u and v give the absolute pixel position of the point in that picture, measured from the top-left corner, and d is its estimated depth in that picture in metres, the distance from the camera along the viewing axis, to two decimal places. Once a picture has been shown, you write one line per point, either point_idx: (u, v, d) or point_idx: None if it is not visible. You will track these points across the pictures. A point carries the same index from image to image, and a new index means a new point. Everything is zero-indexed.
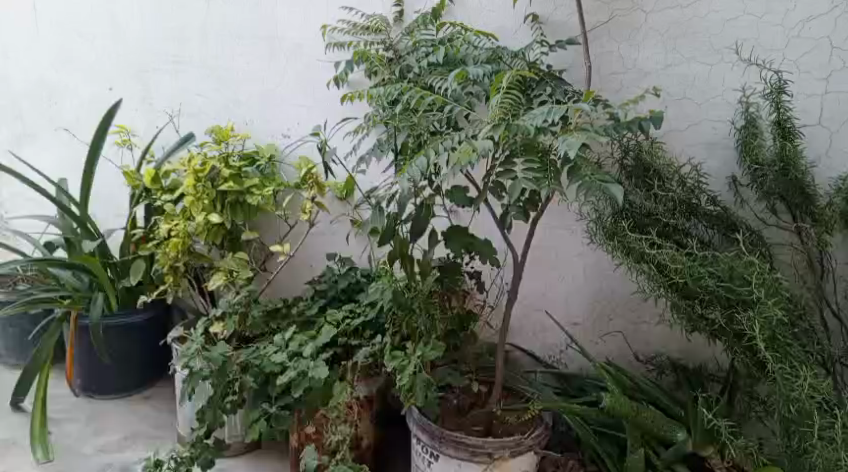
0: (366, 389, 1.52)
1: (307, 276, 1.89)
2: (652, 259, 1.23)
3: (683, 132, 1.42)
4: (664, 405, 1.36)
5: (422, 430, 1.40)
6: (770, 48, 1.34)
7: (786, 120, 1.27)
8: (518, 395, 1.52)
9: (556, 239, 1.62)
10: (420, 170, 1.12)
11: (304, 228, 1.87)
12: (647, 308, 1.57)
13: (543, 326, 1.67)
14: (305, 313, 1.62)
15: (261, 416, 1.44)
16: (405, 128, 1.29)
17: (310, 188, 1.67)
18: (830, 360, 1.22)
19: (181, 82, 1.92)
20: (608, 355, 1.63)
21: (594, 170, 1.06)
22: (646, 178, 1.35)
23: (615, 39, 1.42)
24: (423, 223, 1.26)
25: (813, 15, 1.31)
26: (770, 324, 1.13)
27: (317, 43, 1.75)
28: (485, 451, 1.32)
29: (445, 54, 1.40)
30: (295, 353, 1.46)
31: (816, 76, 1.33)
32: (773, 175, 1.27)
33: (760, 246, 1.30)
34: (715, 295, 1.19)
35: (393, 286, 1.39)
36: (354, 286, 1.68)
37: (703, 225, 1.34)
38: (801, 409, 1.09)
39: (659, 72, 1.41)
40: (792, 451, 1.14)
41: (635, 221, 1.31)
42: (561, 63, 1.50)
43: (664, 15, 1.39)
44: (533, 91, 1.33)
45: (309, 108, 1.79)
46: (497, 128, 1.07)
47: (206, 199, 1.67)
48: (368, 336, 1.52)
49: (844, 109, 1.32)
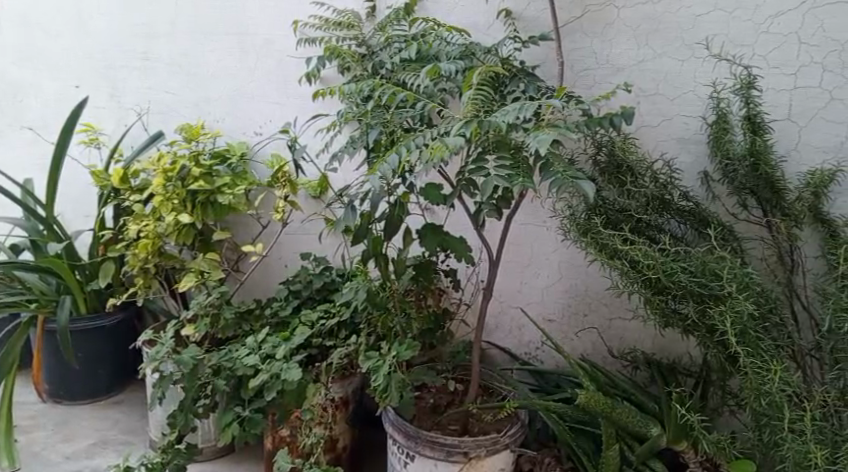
0: (340, 390, 1.49)
1: (281, 275, 1.86)
2: (626, 255, 1.23)
3: (657, 127, 1.43)
4: (638, 400, 1.36)
5: (397, 431, 1.38)
6: (739, 43, 1.33)
7: (756, 115, 1.27)
8: (494, 393, 1.52)
9: (531, 236, 1.62)
10: (392, 168, 1.09)
11: (276, 228, 1.84)
12: (620, 304, 1.57)
13: (519, 323, 1.68)
14: (278, 314, 1.60)
15: (234, 420, 1.42)
16: (378, 124, 1.27)
17: (282, 187, 1.64)
18: (800, 353, 1.23)
19: (150, 80, 1.88)
20: (583, 351, 1.63)
21: (565, 166, 1.06)
22: (619, 175, 1.35)
23: (587, 34, 1.43)
24: (397, 222, 1.25)
25: (782, 11, 1.29)
26: (741, 319, 1.13)
27: (288, 39, 1.71)
28: (461, 450, 1.31)
29: (417, 50, 1.37)
30: (267, 355, 1.44)
31: (785, 71, 1.32)
32: (743, 170, 1.27)
33: (732, 241, 1.30)
34: (687, 290, 1.19)
35: (368, 285, 1.38)
36: (329, 287, 1.65)
37: (677, 221, 1.34)
38: (772, 402, 1.10)
39: (632, 67, 1.42)
40: (765, 444, 1.15)
41: (608, 218, 1.31)
42: (534, 59, 1.49)
43: (637, 11, 1.39)
44: (508, 88, 1.32)
45: (281, 106, 1.76)
46: (469, 125, 1.05)
47: (176, 199, 1.64)
48: (343, 336, 1.50)
49: (813, 104, 1.31)
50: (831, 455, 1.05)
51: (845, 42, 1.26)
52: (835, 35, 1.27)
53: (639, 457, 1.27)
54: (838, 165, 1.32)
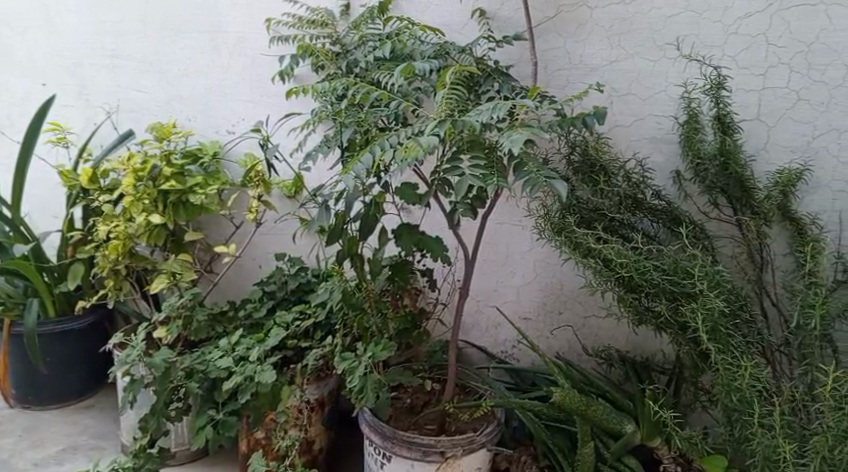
0: (316, 391, 1.48)
1: (256, 275, 1.84)
2: (599, 254, 1.24)
3: (630, 127, 1.44)
4: (613, 397, 1.37)
5: (373, 432, 1.38)
6: (709, 44, 1.35)
7: (725, 115, 1.29)
8: (471, 392, 1.52)
9: (506, 235, 1.62)
10: (366, 168, 1.09)
11: (250, 229, 1.82)
12: (594, 302, 1.58)
13: (495, 322, 1.69)
14: (252, 315, 1.58)
15: (208, 423, 1.41)
16: (352, 124, 1.26)
17: (255, 186, 1.62)
18: (770, 350, 1.25)
19: (120, 77, 1.84)
20: (558, 350, 1.64)
21: (538, 166, 1.06)
22: (593, 174, 1.36)
23: (561, 34, 1.44)
24: (372, 222, 1.24)
25: (751, 12, 1.31)
26: (712, 316, 1.15)
27: (261, 37, 1.68)
28: (437, 450, 1.31)
29: (392, 48, 1.36)
30: (241, 357, 1.42)
31: (754, 72, 1.33)
32: (714, 170, 1.29)
33: (704, 239, 1.32)
34: (660, 288, 1.21)
35: (343, 286, 1.37)
36: (304, 287, 1.63)
37: (649, 220, 1.36)
38: (742, 398, 1.11)
39: (605, 67, 1.43)
40: (736, 440, 1.17)
41: (582, 216, 1.32)
42: (509, 59, 1.49)
43: (609, 12, 1.40)
44: (483, 87, 1.32)
45: (254, 104, 1.73)
46: (443, 125, 1.05)
47: (147, 199, 1.60)
48: (319, 337, 1.48)
49: (780, 104, 1.33)
50: (799, 449, 1.06)
51: (811, 44, 1.28)
52: (801, 36, 1.29)
53: (613, 454, 1.28)
54: (805, 164, 1.34)
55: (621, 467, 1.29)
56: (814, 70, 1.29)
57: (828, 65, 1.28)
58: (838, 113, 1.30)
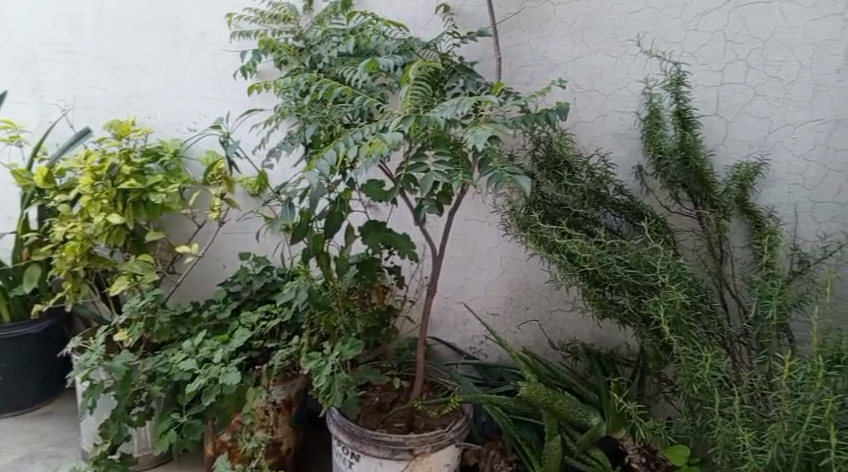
0: (282, 392, 1.46)
1: (220, 276, 1.81)
2: (564, 249, 1.25)
3: (594, 123, 1.46)
4: (579, 390, 1.38)
5: (341, 431, 1.36)
6: (669, 40, 1.37)
7: (685, 111, 1.31)
8: (439, 388, 1.51)
9: (473, 231, 1.63)
10: (331, 164, 1.06)
11: (213, 228, 1.79)
12: (558, 296, 1.59)
13: (463, 318, 1.70)
14: (217, 316, 1.55)
15: (171, 427, 1.38)
16: (316, 120, 1.24)
17: (218, 185, 1.59)
18: (730, 340, 1.27)
19: (75, 74, 1.79)
20: (526, 344, 1.65)
21: (503, 162, 1.06)
22: (557, 170, 1.37)
23: (524, 31, 1.45)
24: (338, 220, 1.23)
25: (709, 9, 1.33)
26: (674, 308, 1.16)
27: (222, 32, 1.65)
28: (406, 448, 1.31)
29: (356, 44, 1.34)
30: (205, 359, 1.39)
31: (712, 68, 1.36)
32: (675, 164, 1.30)
33: (666, 233, 1.34)
34: (623, 281, 1.23)
35: (309, 284, 1.35)
36: (270, 287, 1.61)
37: (612, 214, 1.38)
38: (703, 388, 1.13)
39: (568, 64, 1.44)
40: (697, 428, 1.19)
41: (547, 212, 1.33)
42: (473, 56, 1.49)
43: (571, 8, 1.41)
44: (448, 84, 1.32)
45: (217, 101, 1.70)
46: (407, 121, 1.04)
47: (105, 198, 1.56)
48: (285, 338, 1.46)
49: (738, 100, 1.36)
50: (757, 436, 1.07)
51: (767, 40, 1.31)
52: (758, 33, 1.31)
53: (580, 446, 1.30)
54: (762, 158, 1.37)
55: (587, 459, 1.31)
56: (770, 66, 1.32)
57: (783, 61, 1.31)
58: (793, 108, 1.33)
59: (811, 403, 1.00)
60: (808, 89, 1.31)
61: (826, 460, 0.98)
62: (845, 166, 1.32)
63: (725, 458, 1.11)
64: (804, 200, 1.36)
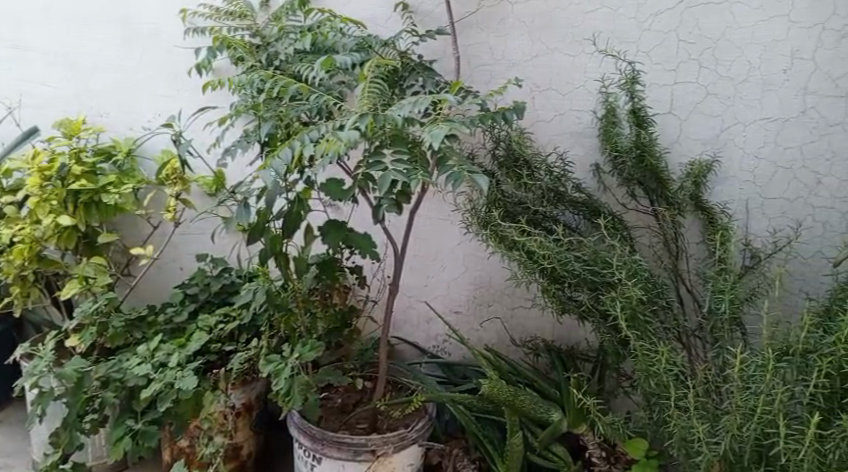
0: (241, 396, 1.44)
1: (177, 278, 1.78)
2: (523, 246, 1.26)
3: (552, 122, 1.47)
4: (539, 387, 1.40)
5: (302, 433, 1.35)
6: (624, 40, 1.38)
7: (640, 109, 1.33)
8: (403, 388, 1.50)
9: (435, 229, 1.63)
10: (286, 163, 1.05)
11: (169, 229, 1.75)
12: (520, 293, 1.60)
13: (426, 317, 1.70)
14: (173, 320, 1.51)
15: (127, 434, 1.34)
16: (271, 118, 1.21)
17: (173, 184, 1.55)
18: (686, 334, 1.29)
19: (22, 70, 1.72)
20: (488, 341, 1.66)
21: (461, 161, 1.05)
22: (517, 168, 1.38)
23: (483, 30, 1.45)
24: (295, 220, 1.21)
25: (662, 9, 1.35)
26: (631, 304, 1.18)
27: (176, 28, 1.61)
28: (368, 449, 1.30)
29: (313, 41, 1.32)
30: (161, 364, 1.36)
31: (666, 68, 1.38)
32: (631, 162, 1.32)
33: (622, 230, 1.36)
34: (581, 278, 1.24)
35: (268, 286, 1.33)
36: (229, 288, 1.57)
37: (571, 212, 1.39)
38: (660, 382, 1.15)
39: (526, 63, 1.45)
40: (655, 422, 1.21)
41: (507, 210, 1.34)
42: (432, 54, 1.49)
43: (529, 7, 1.42)
44: (407, 83, 1.31)
45: (172, 99, 1.66)
46: (363, 119, 1.02)
47: (55, 199, 1.50)
48: (244, 340, 1.44)
49: (691, 99, 1.38)
50: (711, 428, 1.09)
51: (718, 40, 1.34)
52: (709, 33, 1.34)
53: (541, 442, 1.31)
54: (714, 156, 1.40)
55: (549, 454, 1.32)
56: (721, 66, 1.35)
57: (733, 61, 1.34)
58: (743, 107, 1.36)
59: (761, 395, 1.01)
60: (757, 88, 1.34)
61: (776, 450, 0.99)
62: (792, 164, 1.36)
63: (682, 450, 1.13)
64: (755, 196, 1.39)
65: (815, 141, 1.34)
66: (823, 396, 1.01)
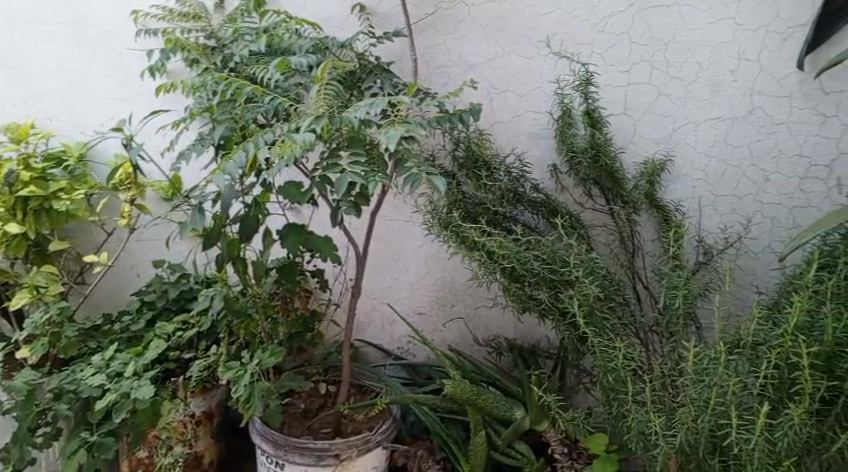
0: (202, 404, 1.43)
1: (133, 284, 1.74)
2: (483, 246, 1.27)
3: (510, 123, 1.49)
4: (502, 385, 1.41)
5: (265, 440, 1.33)
6: (578, 42, 1.41)
7: (594, 110, 1.35)
8: (367, 391, 1.49)
9: (396, 230, 1.63)
10: (239, 167, 1.03)
11: (124, 234, 1.71)
12: (482, 293, 1.61)
13: (389, 319, 1.69)
14: (129, 328, 1.47)
15: (81, 447, 1.30)
16: (226, 121, 1.20)
17: (127, 190, 1.51)
18: (643, 330, 1.32)
19: None
20: (452, 341, 1.66)
21: (419, 162, 1.05)
22: (476, 169, 1.39)
23: (440, 32, 1.46)
24: (252, 224, 1.19)
25: (614, 12, 1.38)
26: (588, 301, 1.20)
27: (128, 30, 1.57)
28: (331, 453, 1.29)
29: (268, 43, 1.29)
30: (117, 373, 1.32)
31: (619, 69, 1.41)
32: (586, 163, 1.34)
33: (579, 229, 1.37)
34: (540, 277, 1.25)
35: (225, 291, 1.31)
36: (188, 294, 1.54)
37: (530, 212, 1.41)
38: (618, 378, 1.16)
39: (483, 65, 1.46)
40: (614, 417, 1.23)
41: (467, 211, 1.35)
42: (390, 55, 1.49)
43: (485, 10, 1.43)
44: (364, 84, 1.31)
45: (125, 103, 1.62)
46: (319, 120, 1.01)
47: (3, 206, 1.47)
48: (204, 347, 1.42)
49: (644, 99, 1.41)
50: (667, 422, 1.11)
51: (668, 42, 1.37)
52: (659, 35, 1.37)
53: (504, 440, 1.32)
54: (668, 155, 1.43)
55: (512, 452, 1.34)
56: (672, 67, 1.38)
57: (683, 63, 1.37)
58: (694, 107, 1.39)
59: (714, 387, 1.04)
60: (707, 88, 1.38)
61: (729, 440, 1.02)
62: (741, 162, 1.40)
63: (640, 443, 1.15)
64: (707, 194, 1.43)
65: (762, 139, 1.38)
66: (772, 387, 1.03)
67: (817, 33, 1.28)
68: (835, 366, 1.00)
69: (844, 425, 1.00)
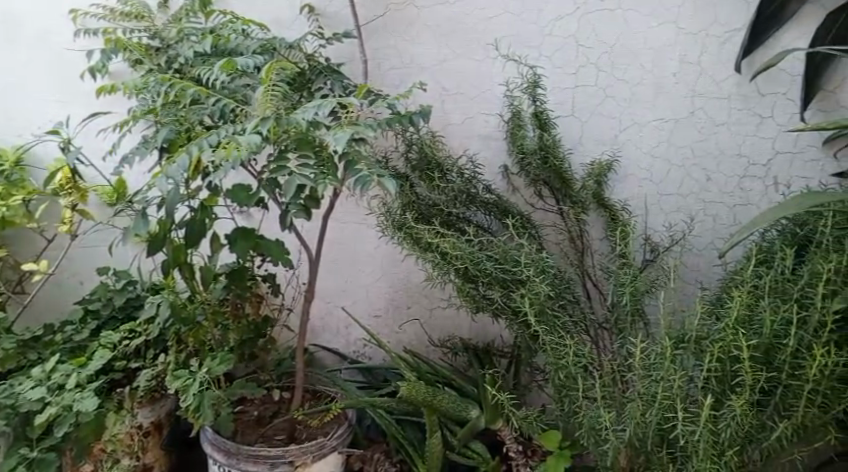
0: (150, 414, 1.38)
1: (76, 293, 1.68)
2: (437, 247, 1.28)
3: (461, 125, 1.50)
4: (458, 385, 1.42)
5: (217, 449, 1.30)
6: (526, 44, 1.43)
7: (542, 112, 1.37)
8: (322, 396, 1.46)
9: (350, 233, 1.62)
10: (183, 170, 1.00)
11: (65, 241, 1.65)
12: (438, 294, 1.61)
13: (344, 322, 1.68)
14: (73, 339, 1.42)
15: (20, 463, 1.25)
16: (171, 123, 1.17)
17: (69, 195, 1.45)
18: (593, 327, 1.34)
19: None
20: (408, 343, 1.66)
21: (370, 164, 1.04)
22: (429, 171, 1.39)
23: (390, 34, 1.47)
24: (199, 229, 1.16)
25: (561, 15, 1.40)
26: (539, 300, 1.21)
27: (66, 29, 1.52)
28: (285, 460, 1.27)
29: (214, 43, 1.27)
30: (59, 386, 1.28)
31: (567, 72, 1.43)
32: (536, 164, 1.36)
33: (530, 229, 1.39)
34: (493, 277, 1.26)
35: (172, 298, 1.28)
36: (134, 302, 1.49)
37: (482, 213, 1.42)
38: (568, 375, 1.18)
39: (434, 67, 1.47)
40: (565, 413, 1.24)
41: (420, 212, 1.35)
42: (340, 57, 1.49)
43: (435, 12, 1.44)
44: (314, 85, 1.29)
45: (64, 104, 1.56)
46: (266, 122, 0.99)
47: None
48: (152, 356, 1.38)
49: (591, 101, 1.44)
50: (617, 417, 1.13)
51: (613, 46, 1.40)
52: (605, 38, 1.40)
53: (460, 440, 1.32)
54: (614, 156, 1.46)
55: (468, 452, 1.34)
56: (618, 70, 1.41)
57: (628, 65, 1.41)
58: (639, 109, 1.43)
59: (661, 382, 1.06)
60: (651, 90, 1.41)
61: (675, 432, 1.04)
62: (684, 162, 1.44)
63: (591, 438, 1.16)
64: (652, 193, 1.47)
65: (704, 140, 1.42)
66: (716, 380, 1.06)
67: (753, 36, 1.33)
68: (773, 358, 1.04)
69: (782, 413, 1.04)
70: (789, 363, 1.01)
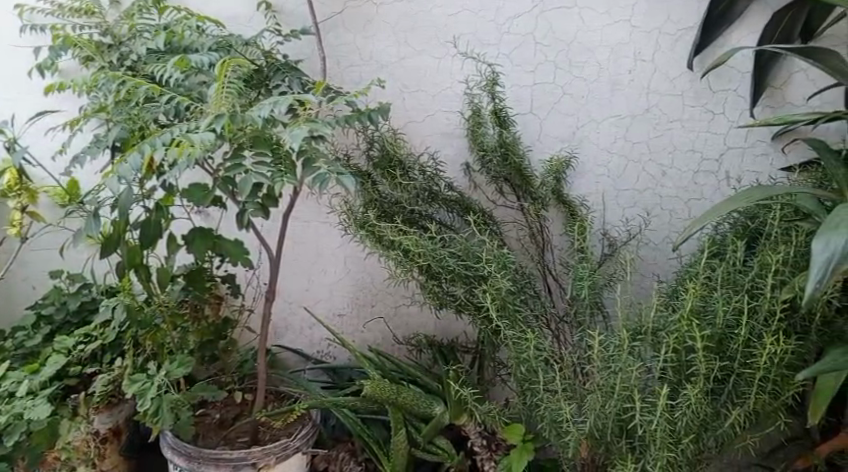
0: (108, 420, 1.35)
1: (28, 298, 1.63)
2: (399, 244, 1.28)
3: (422, 123, 1.50)
4: (423, 382, 1.42)
5: (177, 454, 1.27)
6: (485, 42, 1.44)
7: (501, 110, 1.37)
8: (285, 397, 1.45)
9: (313, 232, 1.61)
10: (135, 169, 0.98)
11: (15, 243, 1.59)
12: (401, 292, 1.61)
13: (308, 322, 1.67)
14: (25, 344, 1.38)
15: None
16: (122, 120, 1.14)
17: (18, 197, 1.42)
18: (554, 321, 1.35)
19: None
20: (373, 342, 1.65)
21: (329, 162, 1.03)
22: (391, 169, 1.39)
23: (348, 31, 1.48)
24: (155, 230, 1.14)
25: (518, 13, 1.42)
26: (500, 294, 1.21)
27: (13, 25, 1.47)
28: (247, 462, 1.25)
29: (168, 40, 1.24)
30: (9, 394, 1.26)
31: (525, 69, 1.45)
32: (497, 160, 1.36)
33: (492, 225, 1.40)
34: (455, 273, 1.27)
35: (128, 300, 1.25)
36: (89, 306, 1.45)
37: (444, 210, 1.41)
38: (529, 368, 1.19)
39: (394, 64, 1.48)
40: (528, 407, 1.25)
41: (382, 210, 1.35)
42: (299, 54, 1.48)
43: (393, 9, 1.45)
44: (272, 82, 1.27)
45: (12, 102, 1.52)
46: (219, 120, 0.97)
47: None
48: (108, 361, 1.33)
49: (550, 99, 1.46)
50: (577, 409, 1.15)
51: (569, 44, 1.42)
52: (561, 36, 1.42)
53: (425, 437, 1.31)
54: (572, 153, 1.49)
55: (433, 448, 1.34)
56: (575, 67, 1.44)
57: (585, 63, 1.43)
58: (595, 106, 1.45)
59: (619, 373, 1.08)
60: (607, 88, 1.44)
61: (634, 422, 1.06)
62: (641, 158, 1.47)
63: (553, 432, 1.17)
64: (609, 189, 1.50)
65: (659, 136, 1.45)
66: (672, 369, 1.08)
67: (704, 35, 1.36)
68: (726, 348, 1.07)
69: (734, 401, 1.06)
70: (741, 353, 1.04)
